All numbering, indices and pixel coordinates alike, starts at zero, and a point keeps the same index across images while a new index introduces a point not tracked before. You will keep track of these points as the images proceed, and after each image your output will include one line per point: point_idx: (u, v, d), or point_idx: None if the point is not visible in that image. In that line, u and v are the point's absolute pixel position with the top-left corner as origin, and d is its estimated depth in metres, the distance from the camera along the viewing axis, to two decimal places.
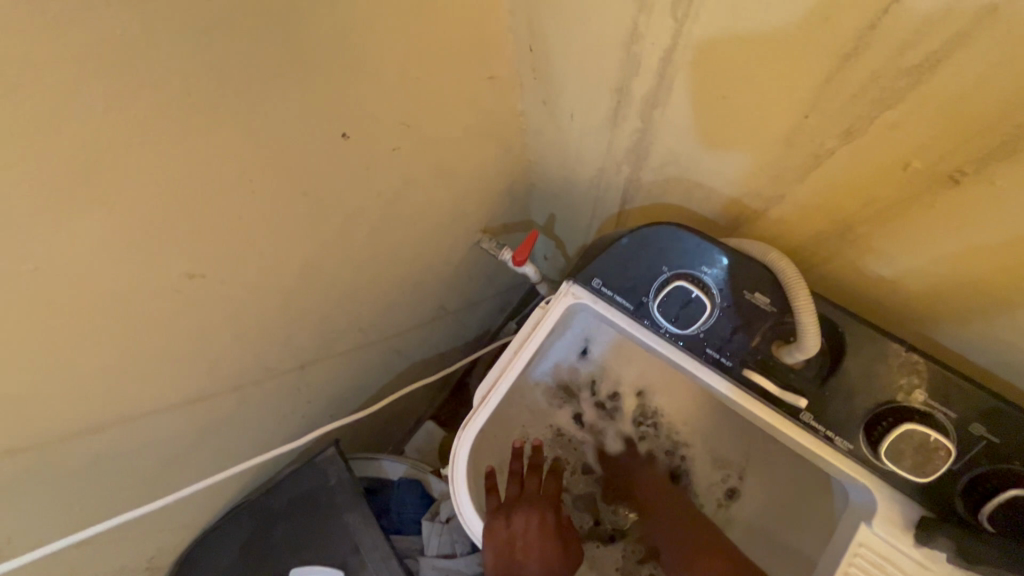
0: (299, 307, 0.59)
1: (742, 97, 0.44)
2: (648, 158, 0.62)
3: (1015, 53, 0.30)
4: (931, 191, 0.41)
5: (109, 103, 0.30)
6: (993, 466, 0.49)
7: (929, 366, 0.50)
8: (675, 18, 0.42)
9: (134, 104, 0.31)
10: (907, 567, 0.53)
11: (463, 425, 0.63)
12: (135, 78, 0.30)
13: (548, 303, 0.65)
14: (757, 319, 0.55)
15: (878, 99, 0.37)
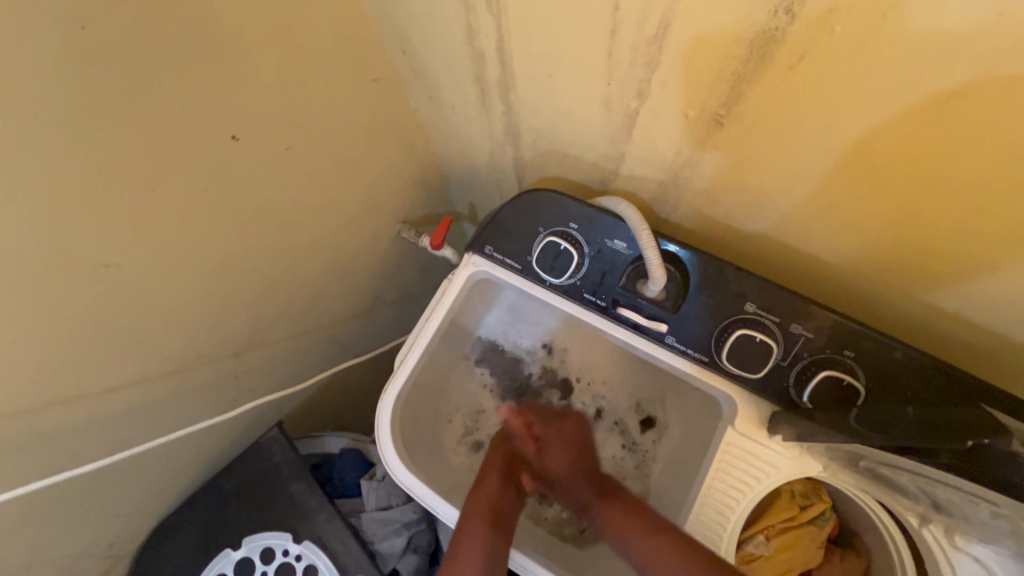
0: (221, 299, 0.66)
1: (563, 72, 0.53)
2: (521, 136, 0.71)
3: (715, 15, 0.39)
4: (714, 133, 0.51)
5: (21, 121, 0.38)
6: (811, 356, 0.59)
7: (752, 281, 0.60)
8: (494, 14, 0.51)
9: (39, 120, 0.38)
10: (763, 454, 0.63)
11: (387, 385, 0.71)
12: (38, 99, 0.38)
13: (452, 274, 0.73)
14: (619, 262, 0.65)
15: (648, 61, 0.46)
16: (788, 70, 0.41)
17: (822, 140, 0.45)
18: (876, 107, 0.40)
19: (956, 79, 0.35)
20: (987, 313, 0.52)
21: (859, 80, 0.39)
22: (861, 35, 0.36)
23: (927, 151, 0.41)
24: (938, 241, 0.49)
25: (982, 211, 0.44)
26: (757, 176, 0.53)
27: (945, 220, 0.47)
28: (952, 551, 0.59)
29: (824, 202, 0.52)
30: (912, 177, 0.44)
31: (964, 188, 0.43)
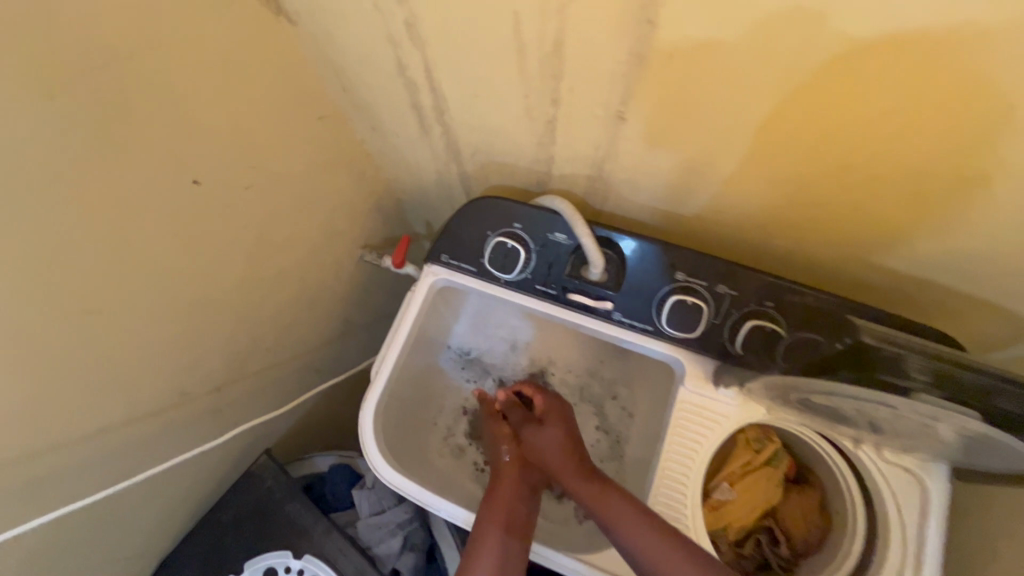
0: (199, 335, 0.69)
1: (486, 91, 0.61)
2: (461, 152, 0.78)
3: (598, 28, 0.47)
4: (620, 128, 0.59)
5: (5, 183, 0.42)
6: (738, 311, 0.67)
7: (678, 252, 0.68)
8: (418, 47, 0.58)
9: (20, 180, 0.43)
10: (714, 406, 0.70)
11: (366, 395, 0.76)
12: (18, 162, 0.42)
13: (415, 285, 0.78)
14: (562, 252, 0.72)
15: (553, 73, 0.54)
16: (665, 67, 0.49)
17: (706, 121, 0.54)
18: (740, 89, 0.49)
19: (792, 59, 0.44)
20: (876, 240, 0.62)
21: (721, 69, 0.47)
22: (712, 33, 0.44)
23: (787, 118, 0.50)
24: (820, 190, 0.58)
25: (846, 160, 0.53)
26: (666, 160, 0.61)
27: (820, 172, 0.56)
28: (888, 465, 0.67)
29: (724, 173, 0.61)
30: (784, 141, 0.53)
31: (825, 143, 0.52)
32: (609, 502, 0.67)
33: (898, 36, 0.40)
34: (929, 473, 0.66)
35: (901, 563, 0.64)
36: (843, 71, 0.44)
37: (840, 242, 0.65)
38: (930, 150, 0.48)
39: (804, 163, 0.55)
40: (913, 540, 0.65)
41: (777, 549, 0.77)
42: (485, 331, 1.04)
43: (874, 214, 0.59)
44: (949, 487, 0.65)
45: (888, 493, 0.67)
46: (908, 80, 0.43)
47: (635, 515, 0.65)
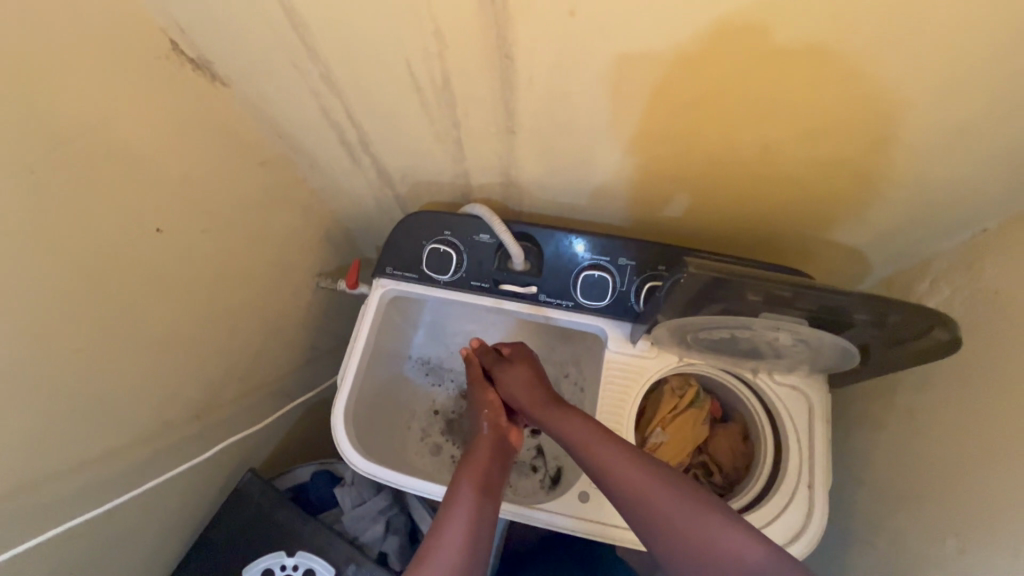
0: (176, 367, 0.78)
1: (399, 123, 0.73)
2: (391, 177, 0.89)
3: (472, 64, 0.60)
4: (513, 140, 0.72)
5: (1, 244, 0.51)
6: (639, 278, 0.80)
7: (584, 236, 0.82)
8: (335, 94, 0.70)
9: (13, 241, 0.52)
10: (635, 362, 0.82)
11: (336, 400, 0.85)
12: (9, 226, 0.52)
13: (368, 298, 0.89)
14: (488, 250, 0.84)
15: (448, 103, 0.67)
16: (531, 87, 0.62)
17: (575, 125, 0.67)
18: (592, 97, 0.62)
19: (620, 71, 0.58)
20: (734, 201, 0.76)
21: (572, 84, 0.61)
22: (557, 59, 0.57)
23: (633, 116, 0.64)
24: (679, 167, 0.72)
25: (688, 139, 0.67)
26: (559, 159, 0.75)
27: (674, 152, 0.69)
28: (780, 386, 0.81)
29: (603, 164, 0.74)
30: (639, 132, 0.67)
31: (668, 129, 0.65)
32: (574, 426, 0.74)
33: (685, 47, 0.53)
34: (811, 387, 0.80)
35: (800, 464, 0.77)
36: (660, 76, 0.58)
37: (709, 208, 0.79)
38: (743, 124, 0.63)
39: (659, 148, 0.69)
40: (807, 443, 0.78)
41: (711, 479, 0.90)
42: (443, 338, 1.15)
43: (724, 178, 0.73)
44: (824, 393, 0.80)
45: (783, 410, 0.80)
46: (706, 76, 0.57)
47: (601, 437, 0.71)
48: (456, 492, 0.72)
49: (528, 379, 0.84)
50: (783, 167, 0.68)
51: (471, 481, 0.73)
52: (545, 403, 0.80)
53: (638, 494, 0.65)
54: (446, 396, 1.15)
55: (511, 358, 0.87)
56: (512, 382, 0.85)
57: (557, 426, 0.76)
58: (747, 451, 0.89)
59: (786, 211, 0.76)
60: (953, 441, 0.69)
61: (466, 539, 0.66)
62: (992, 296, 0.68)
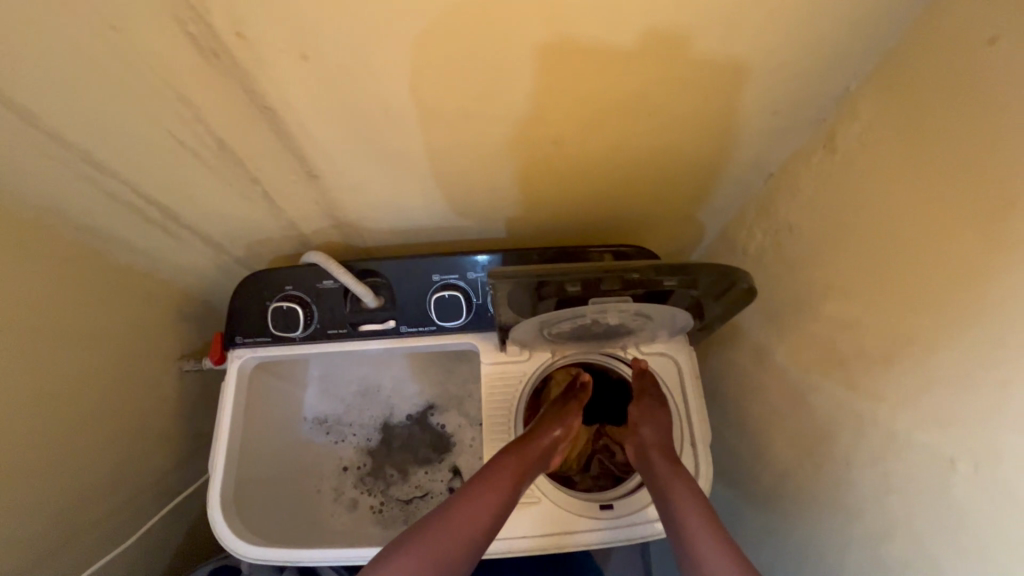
0: (6, 511, 0.68)
1: (198, 191, 0.69)
2: (221, 243, 0.84)
3: (246, 121, 0.58)
4: (322, 181, 0.70)
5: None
6: (489, 287, 0.80)
7: (428, 259, 0.81)
8: (117, 174, 0.64)
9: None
10: (506, 370, 0.82)
11: (210, 492, 0.79)
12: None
13: (224, 372, 0.83)
14: (336, 295, 0.81)
15: (238, 162, 0.64)
16: (317, 129, 0.60)
17: (381, 154, 0.66)
18: (385, 127, 0.61)
19: (402, 97, 0.57)
20: (559, 197, 0.79)
21: (357, 119, 0.60)
22: (331, 98, 0.56)
23: (434, 132, 0.64)
24: (497, 176, 0.73)
25: (493, 148, 0.68)
26: (377, 191, 0.73)
27: (486, 162, 0.70)
28: (648, 355, 0.84)
29: (425, 184, 0.73)
30: (443, 148, 0.66)
31: (470, 141, 0.66)
32: (674, 484, 0.70)
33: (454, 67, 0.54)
34: (675, 348, 0.84)
35: (680, 422, 0.81)
36: (441, 95, 0.58)
37: (541, 205, 0.81)
38: (538, 123, 0.64)
39: (466, 160, 0.70)
40: (683, 401, 0.82)
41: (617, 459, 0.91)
42: (334, 391, 1.11)
43: (543, 176, 0.75)
44: (689, 350, 0.84)
45: (656, 378, 0.83)
46: (481, 85, 0.57)
47: (689, 486, 0.70)
48: (491, 488, 0.70)
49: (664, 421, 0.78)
50: (591, 156, 0.71)
51: (516, 478, 0.72)
52: (666, 453, 0.74)
53: (693, 553, 0.64)
54: (354, 447, 1.09)
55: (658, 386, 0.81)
56: (651, 414, 0.78)
57: (658, 475, 0.73)
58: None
59: (610, 192, 0.80)
60: (800, 366, 0.75)
61: (479, 527, 0.67)
62: (795, 230, 0.75)
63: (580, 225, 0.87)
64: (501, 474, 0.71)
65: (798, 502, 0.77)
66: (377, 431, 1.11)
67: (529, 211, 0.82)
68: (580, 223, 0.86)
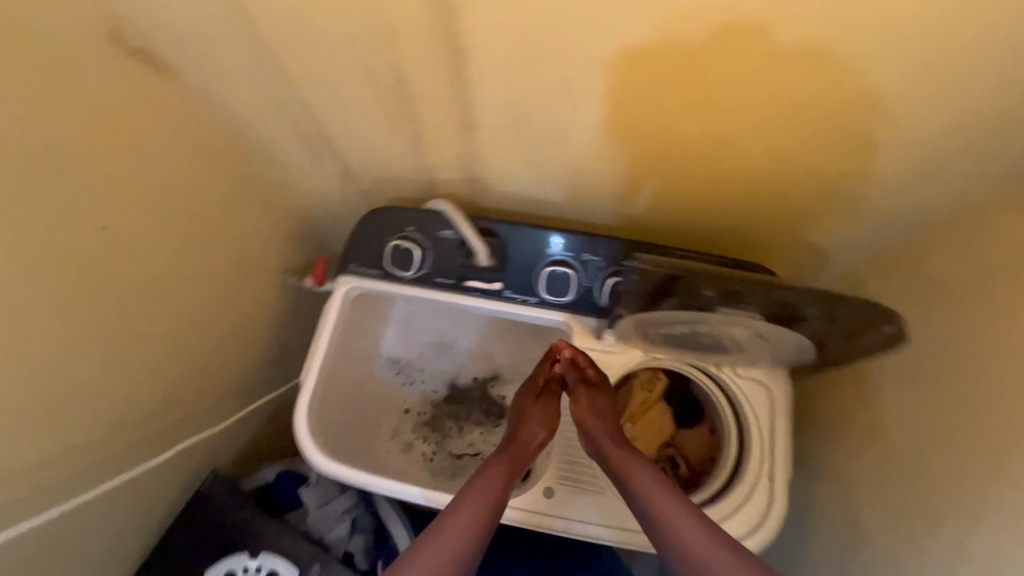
0: (130, 369, 0.75)
1: (357, 117, 0.72)
2: (353, 172, 0.87)
3: (433, 58, 0.59)
4: (472, 132, 0.71)
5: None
6: (601, 273, 0.80)
7: (548, 232, 0.81)
8: (294, 85, 0.67)
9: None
10: (596, 357, 0.82)
11: (298, 401, 0.84)
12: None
13: (331, 295, 0.87)
14: (452, 246, 0.83)
15: (406, 96, 0.65)
16: (494, 81, 0.61)
17: (540, 118, 0.66)
18: (557, 91, 0.61)
19: (588, 65, 0.57)
20: (694, 198, 0.77)
21: (533, 79, 0.60)
22: (519, 53, 0.56)
23: (602, 106, 0.63)
24: (640, 162, 0.72)
25: (650, 137, 0.67)
26: (517, 153, 0.74)
27: (637, 147, 0.69)
28: (742, 379, 0.82)
29: (566, 157, 0.73)
30: (603, 125, 0.66)
31: (631, 125, 0.65)
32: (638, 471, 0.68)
33: (652, 46, 0.53)
34: (773, 379, 0.81)
35: (761, 454, 0.79)
36: (625, 71, 0.57)
37: (672, 202, 0.79)
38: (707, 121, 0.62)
39: (617, 140, 0.69)
40: (769, 434, 0.79)
41: (680, 472, 0.90)
42: (411, 335, 1.13)
43: (688, 173, 0.73)
44: (787, 385, 0.81)
45: (746, 404, 0.81)
46: (670, 69, 0.56)
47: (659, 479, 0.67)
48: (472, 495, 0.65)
49: (604, 412, 0.76)
50: (747, 163, 0.68)
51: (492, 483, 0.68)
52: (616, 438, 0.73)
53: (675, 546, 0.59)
54: (418, 393, 1.13)
55: (597, 378, 0.78)
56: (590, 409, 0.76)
57: (620, 466, 0.70)
58: (718, 450, 0.86)
59: (746, 205, 0.76)
60: (914, 428, 0.71)
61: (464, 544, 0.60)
62: (948, 287, 0.69)
63: (702, 232, 0.85)
64: (489, 476, 0.68)
65: (875, 567, 0.73)
66: (443, 384, 1.14)
67: (657, 205, 0.81)
68: (704, 229, 0.84)
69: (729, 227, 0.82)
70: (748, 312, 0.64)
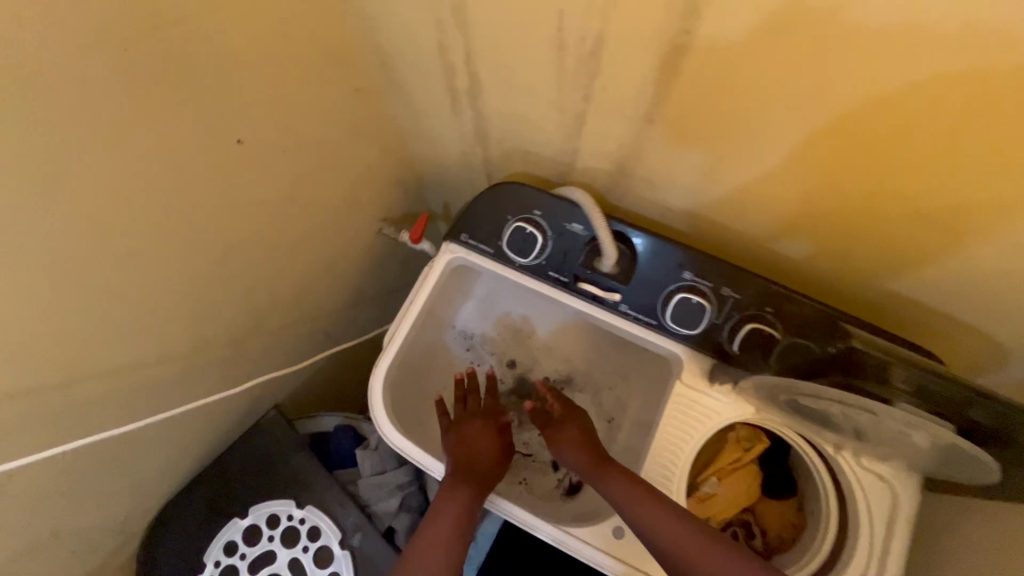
0: (222, 288, 0.72)
1: (522, 81, 0.64)
2: (488, 136, 0.80)
3: (634, 36, 0.50)
4: (648, 128, 0.62)
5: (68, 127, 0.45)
6: (739, 314, 0.70)
7: (688, 253, 0.72)
8: (461, 31, 0.61)
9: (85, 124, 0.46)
10: (704, 402, 0.74)
11: (378, 361, 0.80)
12: (82, 109, 0.45)
13: (432, 261, 0.82)
14: (578, 242, 0.75)
15: (590, 73, 0.57)
16: (695, 76, 0.52)
17: (728, 128, 0.57)
18: (768, 102, 0.52)
19: (823, 80, 0.47)
20: (873, 258, 0.66)
21: (744, 82, 0.50)
22: (742, 50, 0.47)
23: (815, 134, 0.53)
24: (828, 203, 0.62)
25: (853, 176, 0.56)
26: (682, 160, 0.65)
27: (832, 185, 0.59)
28: (864, 471, 0.71)
29: (740, 176, 0.63)
30: (803, 151, 0.56)
31: (837, 157, 0.55)
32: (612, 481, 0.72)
33: (915, 77, 0.43)
34: (902, 483, 0.70)
35: (864, 562, 0.69)
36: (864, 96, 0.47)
37: (845, 254, 0.68)
38: (938, 175, 0.51)
39: (809, 172, 0.59)
40: (882, 542, 0.69)
41: (751, 541, 0.82)
42: (489, 314, 1.07)
43: (881, 228, 0.61)
44: (917, 493, 0.70)
45: (862, 502, 0.71)
46: (926, 106, 0.45)
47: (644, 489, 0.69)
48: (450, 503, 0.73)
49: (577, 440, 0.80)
50: (965, 236, 0.57)
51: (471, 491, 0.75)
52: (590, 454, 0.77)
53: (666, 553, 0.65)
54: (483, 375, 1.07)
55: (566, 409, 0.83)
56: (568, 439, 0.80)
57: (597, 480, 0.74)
58: (809, 537, 0.77)
59: (936, 282, 0.65)
60: None
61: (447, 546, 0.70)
62: None
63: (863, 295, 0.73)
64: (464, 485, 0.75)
65: None
66: (510, 373, 1.07)
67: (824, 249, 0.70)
68: (867, 293, 0.72)
69: (901, 298, 0.70)
70: (914, 408, 0.55)
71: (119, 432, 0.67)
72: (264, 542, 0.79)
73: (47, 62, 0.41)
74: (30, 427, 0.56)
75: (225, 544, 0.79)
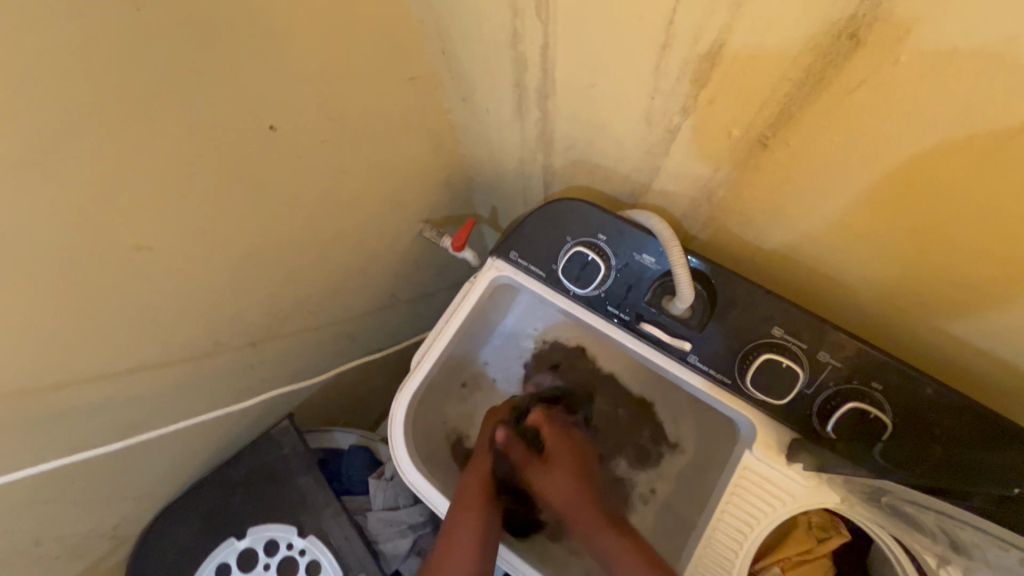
0: (242, 289, 0.65)
1: (605, 82, 0.53)
2: (553, 143, 0.70)
3: (760, 39, 0.39)
4: (754, 153, 0.50)
5: (50, 94, 0.37)
6: (837, 387, 0.58)
7: (780, 305, 0.60)
8: (542, 22, 0.51)
9: (69, 90, 0.38)
10: (777, 481, 0.62)
11: (403, 385, 0.71)
12: (68, 75, 0.37)
13: (474, 278, 0.72)
14: (645, 277, 0.65)
15: (694, 79, 0.46)
16: (830, 97, 0.41)
17: (858, 169, 0.45)
18: (917, 144, 0.40)
19: (1003, 129, 0.35)
20: None
21: (895, 114, 0.39)
22: (908, 72, 0.36)
23: (975, 198, 0.41)
24: (962, 288, 0.49)
25: (1012, 261, 0.43)
26: (788, 199, 0.53)
27: (970, 267, 0.46)
28: None
29: (858, 230, 0.51)
30: (945, 215, 0.44)
31: (990, 235, 0.43)
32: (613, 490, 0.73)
33: None
34: None
35: None
36: None
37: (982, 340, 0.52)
38: None
39: (964, 244, 0.45)
40: None
41: None
42: (533, 325, 0.86)
43: None
44: None
45: None
46: None
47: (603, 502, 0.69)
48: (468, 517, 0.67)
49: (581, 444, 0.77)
50: None
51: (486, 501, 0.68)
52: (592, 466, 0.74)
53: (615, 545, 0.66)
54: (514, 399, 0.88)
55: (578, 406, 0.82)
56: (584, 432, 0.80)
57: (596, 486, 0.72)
58: None
59: None
60: None
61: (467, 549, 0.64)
62: None
63: None
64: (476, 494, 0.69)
65: None
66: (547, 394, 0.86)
67: (964, 347, 0.53)
68: None
69: None
70: None
71: (107, 450, 0.61)
72: (259, 570, 0.73)
73: (36, 21, 0.34)
74: (11, 430, 0.50)
75: (218, 565, 0.73)
